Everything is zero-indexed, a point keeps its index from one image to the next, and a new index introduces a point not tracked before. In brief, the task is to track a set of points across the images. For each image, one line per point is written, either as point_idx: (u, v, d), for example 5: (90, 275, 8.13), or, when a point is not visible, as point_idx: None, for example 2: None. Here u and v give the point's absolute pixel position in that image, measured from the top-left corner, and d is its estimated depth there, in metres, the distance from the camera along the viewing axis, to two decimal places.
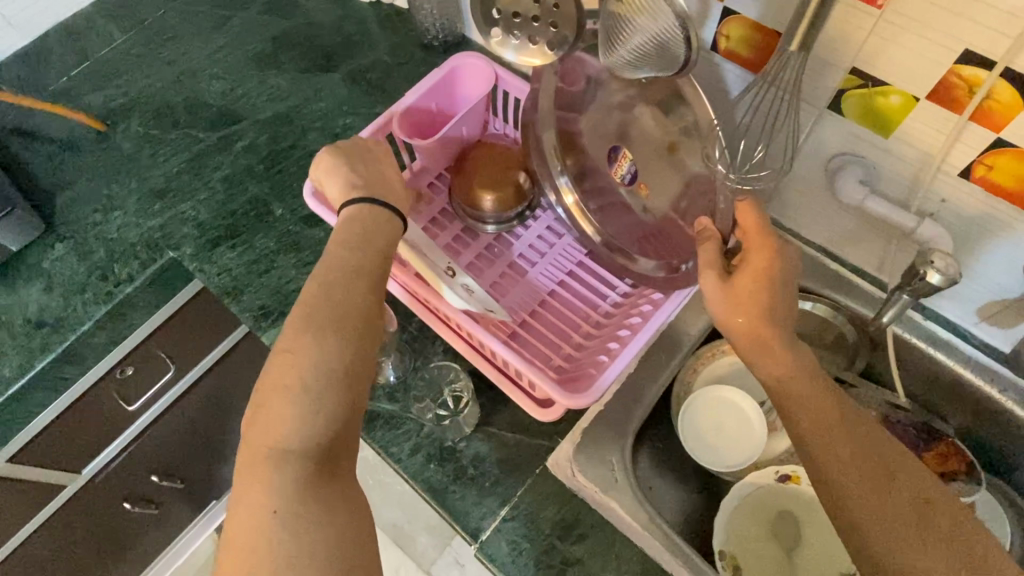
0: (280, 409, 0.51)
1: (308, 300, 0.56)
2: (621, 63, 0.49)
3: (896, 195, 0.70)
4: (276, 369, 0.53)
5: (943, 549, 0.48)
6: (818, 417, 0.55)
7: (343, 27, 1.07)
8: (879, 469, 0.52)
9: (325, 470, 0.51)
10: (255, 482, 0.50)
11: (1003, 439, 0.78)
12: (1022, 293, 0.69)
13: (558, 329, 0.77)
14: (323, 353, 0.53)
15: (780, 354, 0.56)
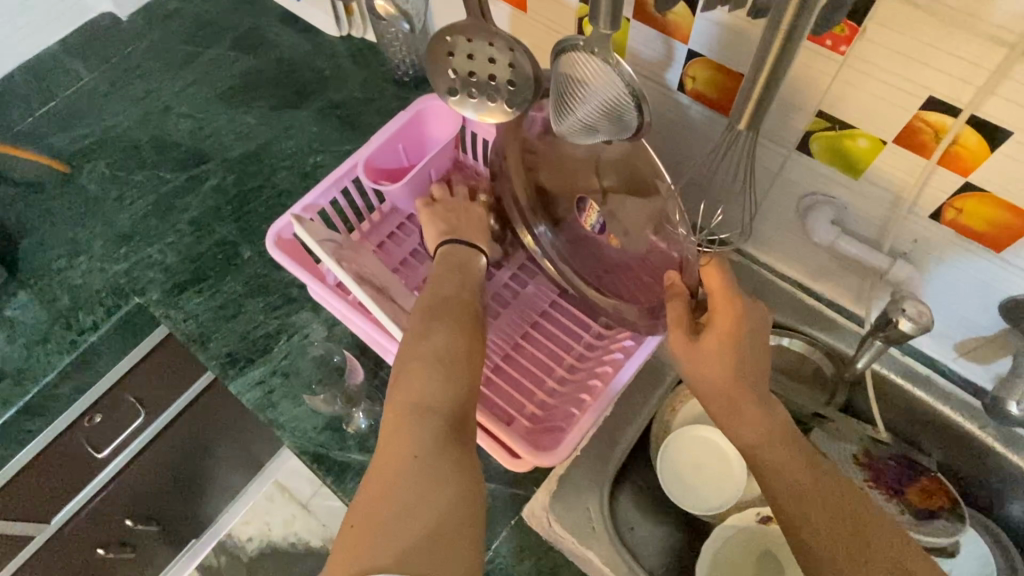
0: (418, 380, 0.57)
1: (429, 310, 0.65)
2: (572, 129, 0.50)
3: (866, 235, 0.69)
4: (410, 355, 0.59)
5: None
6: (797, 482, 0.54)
7: (314, 62, 1.06)
8: (859, 536, 0.50)
9: (455, 432, 0.54)
10: (396, 436, 0.53)
11: (986, 474, 0.77)
12: (995, 331, 0.67)
13: (532, 373, 0.76)
14: (452, 339, 0.61)
15: (752, 415, 0.57)
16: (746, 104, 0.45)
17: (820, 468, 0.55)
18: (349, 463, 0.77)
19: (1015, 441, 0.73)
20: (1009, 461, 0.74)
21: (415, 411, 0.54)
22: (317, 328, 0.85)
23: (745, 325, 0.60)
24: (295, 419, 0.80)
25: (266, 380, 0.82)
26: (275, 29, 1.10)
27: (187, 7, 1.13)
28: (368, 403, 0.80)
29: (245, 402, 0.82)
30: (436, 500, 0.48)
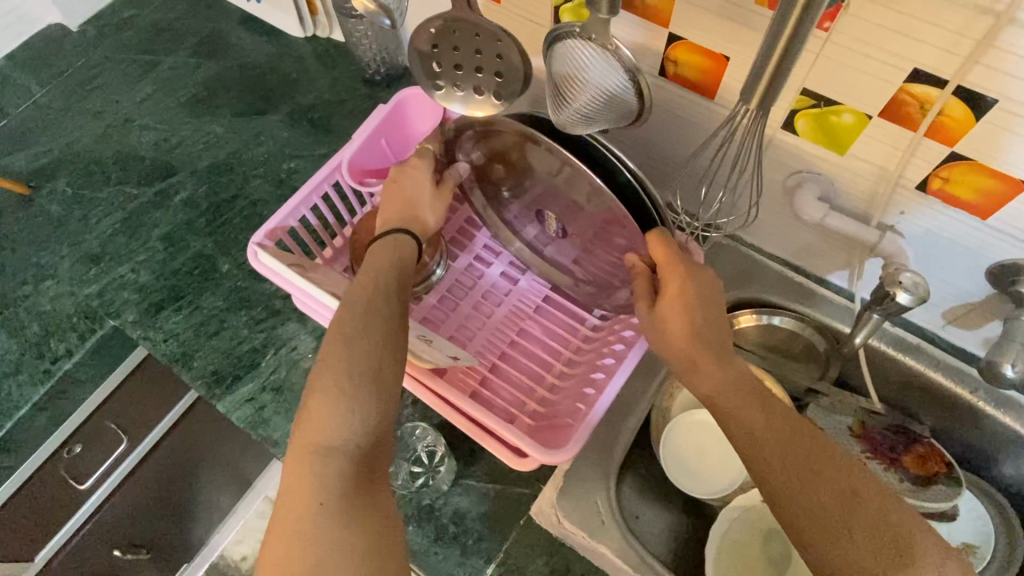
0: (326, 409, 0.51)
1: (349, 310, 0.57)
2: (570, 120, 0.48)
3: (855, 209, 0.69)
4: (320, 374, 0.53)
5: (870, 537, 0.46)
6: (768, 442, 0.52)
7: (281, 64, 1.03)
8: (807, 467, 0.50)
9: (366, 471, 0.50)
10: (298, 478, 0.49)
11: (978, 437, 0.79)
12: (984, 296, 0.69)
13: (530, 370, 0.75)
14: (367, 350, 0.54)
15: (709, 369, 0.57)
16: (756, 81, 0.45)
17: (771, 406, 0.55)
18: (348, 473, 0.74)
19: (1006, 404, 0.75)
20: (999, 421, 0.75)
21: (317, 450, 0.50)
22: (305, 339, 0.82)
23: (691, 288, 0.59)
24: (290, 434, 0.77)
25: (256, 397, 0.79)
26: (237, 33, 1.06)
27: (141, 14, 1.08)
28: None
29: (235, 421, 0.79)
30: (352, 545, 0.47)
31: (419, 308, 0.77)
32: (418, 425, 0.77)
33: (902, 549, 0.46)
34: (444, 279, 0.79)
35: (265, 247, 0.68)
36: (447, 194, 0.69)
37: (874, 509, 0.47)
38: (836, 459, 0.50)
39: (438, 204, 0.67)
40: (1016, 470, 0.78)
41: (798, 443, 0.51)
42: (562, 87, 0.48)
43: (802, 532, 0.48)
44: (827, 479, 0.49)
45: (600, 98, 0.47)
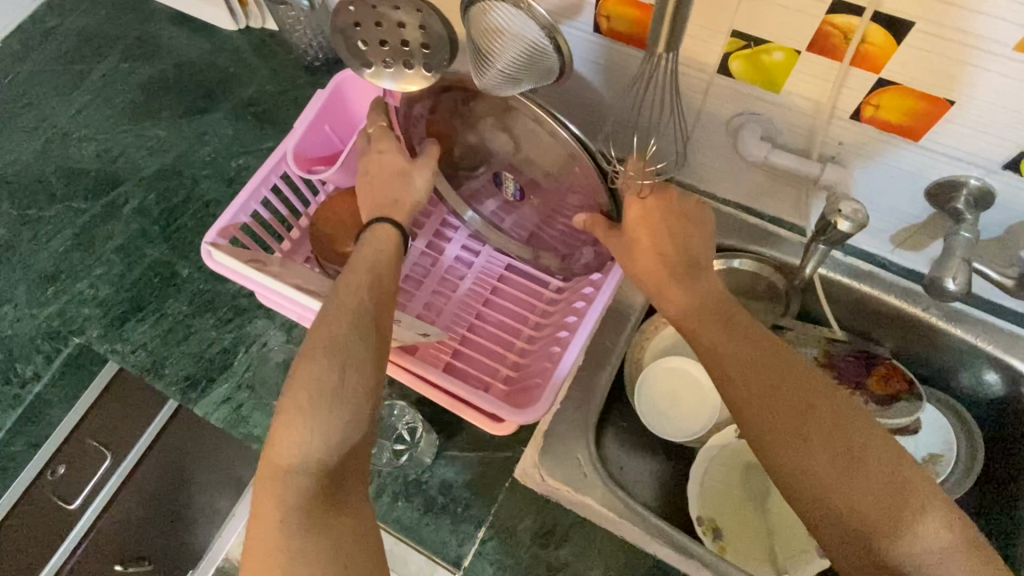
0: (290, 427, 0.52)
1: (329, 320, 0.57)
2: (495, 82, 0.48)
3: (797, 145, 0.71)
4: (293, 390, 0.53)
5: (822, 443, 0.50)
6: (729, 357, 0.56)
7: (217, 60, 1.01)
8: (764, 381, 0.53)
9: (329, 487, 0.51)
10: (262, 493, 0.51)
11: (936, 352, 0.82)
12: (927, 215, 0.71)
13: (499, 338, 0.76)
14: (330, 362, 0.54)
15: (675, 294, 0.61)
16: (677, 22, 0.45)
17: (737, 324, 0.58)
18: None
19: (957, 317, 0.78)
20: (953, 334, 0.79)
21: (280, 467, 0.51)
22: (275, 333, 0.82)
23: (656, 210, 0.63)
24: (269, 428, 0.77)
25: (232, 396, 0.79)
26: (168, 33, 1.03)
27: (65, 22, 1.05)
28: None
29: (214, 422, 0.79)
30: (315, 560, 0.49)
31: None
32: (398, 403, 0.77)
33: (854, 453, 0.50)
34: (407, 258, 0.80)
35: (219, 245, 0.68)
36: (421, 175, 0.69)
37: (835, 423, 0.51)
38: (806, 379, 0.53)
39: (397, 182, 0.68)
40: (974, 378, 0.81)
41: (768, 364, 0.54)
42: (484, 48, 0.48)
43: (765, 445, 0.52)
44: (791, 398, 0.52)
45: (522, 57, 0.47)
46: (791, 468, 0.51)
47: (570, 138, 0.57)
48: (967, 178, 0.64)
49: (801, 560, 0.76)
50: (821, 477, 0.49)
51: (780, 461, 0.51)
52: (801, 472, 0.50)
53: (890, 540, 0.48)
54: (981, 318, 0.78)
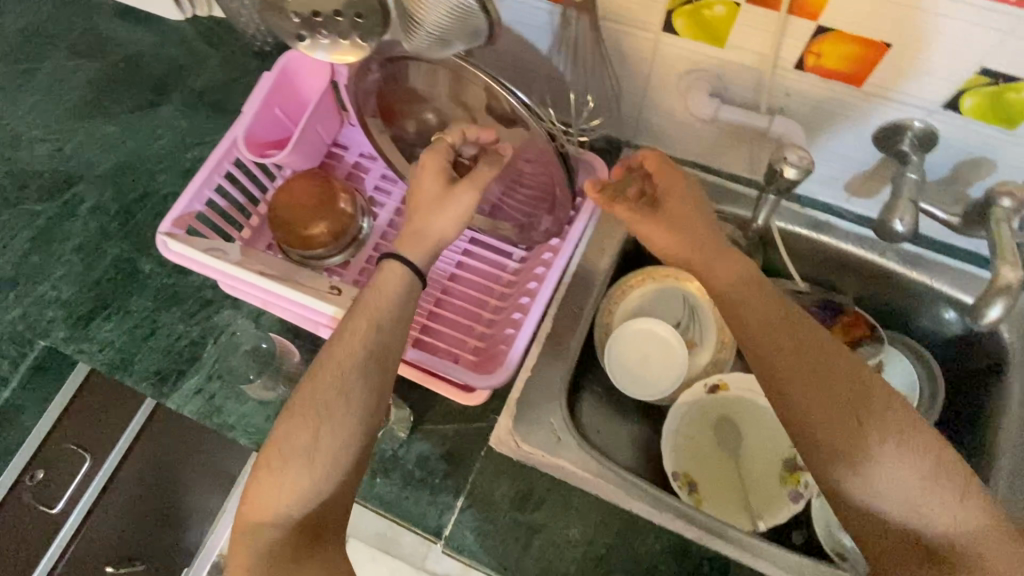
0: (263, 487, 0.58)
1: (307, 388, 0.59)
2: (425, 43, 0.51)
3: (746, 99, 0.71)
4: (270, 451, 0.58)
5: (876, 423, 0.56)
6: (784, 333, 0.60)
7: (165, 51, 0.99)
8: (819, 360, 0.58)
9: (300, 538, 0.58)
10: (240, 538, 0.58)
11: (896, 297, 0.84)
12: (876, 162, 0.72)
13: (466, 311, 0.77)
14: (307, 427, 0.59)
15: (728, 263, 0.64)
16: None
17: (788, 306, 0.62)
18: None
19: (913, 261, 0.80)
20: (909, 278, 0.80)
21: (257, 520, 0.58)
22: (243, 322, 0.82)
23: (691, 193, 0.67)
24: (244, 416, 0.77)
25: (204, 387, 0.79)
26: (112, 26, 1.01)
27: (5, 21, 1.02)
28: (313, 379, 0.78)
29: (188, 414, 0.79)
30: None
31: (347, 273, 0.79)
32: None
33: (904, 432, 0.56)
34: (369, 239, 0.80)
35: (174, 234, 0.68)
36: (457, 205, 0.63)
37: (882, 401, 0.57)
38: (857, 374, 0.58)
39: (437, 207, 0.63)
40: (933, 320, 0.84)
41: (823, 361, 0.58)
42: (410, 12, 0.49)
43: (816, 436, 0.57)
44: (845, 393, 0.57)
45: (449, 18, 0.49)
46: (845, 443, 0.56)
47: (519, 105, 0.56)
48: (912, 121, 0.65)
49: (774, 507, 0.78)
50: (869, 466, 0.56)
51: (832, 434, 0.57)
52: (854, 446, 0.56)
53: (922, 519, 0.55)
54: (936, 260, 0.80)
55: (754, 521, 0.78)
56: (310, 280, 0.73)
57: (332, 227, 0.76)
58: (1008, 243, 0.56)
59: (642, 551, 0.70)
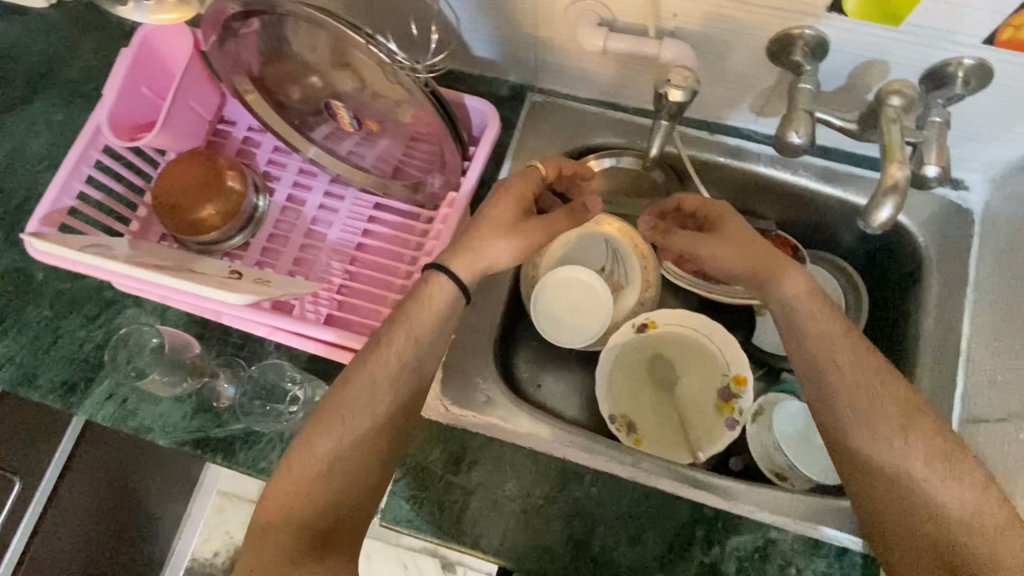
0: (296, 489, 0.57)
1: (342, 396, 0.60)
2: None
3: (635, 26, 0.68)
4: (310, 450, 0.58)
5: (920, 444, 0.57)
6: (840, 342, 0.61)
7: (32, 43, 0.91)
8: (872, 379, 0.59)
9: (317, 540, 0.56)
10: (261, 531, 0.56)
11: (815, 216, 0.83)
12: (774, 77, 0.70)
13: (378, 280, 0.74)
14: (350, 432, 0.59)
15: (793, 274, 0.63)
16: None
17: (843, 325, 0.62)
18: (233, 433, 0.72)
19: (828, 176, 0.78)
20: (825, 194, 0.79)
21: (282, 516, 0.57)
22: (149, 319, 0.78)
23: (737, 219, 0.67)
24: (160, 417, 0.73)
25: (115, 392, 0.75)
26: None
27: None
28: (228, 369, 0.74)
29: (102, 422, 0.74)
30: None
31: (248, 255, 0.75)
32: (284, 370, 0.74)
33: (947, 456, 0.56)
34: (268, 216, 0.76)
35: (38, 232, 0.64)
36: (520, 241, 0.64)
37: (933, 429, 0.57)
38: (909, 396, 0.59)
39: (502, 229, 0.63)
40: (852, 234, 0.83)
41: (876, 383, 0.59)
42: None
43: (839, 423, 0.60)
44: (897, 410, 0.58)
45: None
46: (889, 455, 0.57)
47: (387, 59, 0.54)
48: (802, 30, 0.63)
49: (712, 437, 0.78)
50: (893, 459, 0.57)
51: (873, 442, 0.58)
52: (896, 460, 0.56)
53: (956, 524, 0.54)
54: (851, 172, 0.78)
55: (694, 454, 0.78)
56: (207, 266, 0.71)
57: (220, 209, 0.72)
58: (896, 140, 0.54)
59: (580, 498, 0.69)
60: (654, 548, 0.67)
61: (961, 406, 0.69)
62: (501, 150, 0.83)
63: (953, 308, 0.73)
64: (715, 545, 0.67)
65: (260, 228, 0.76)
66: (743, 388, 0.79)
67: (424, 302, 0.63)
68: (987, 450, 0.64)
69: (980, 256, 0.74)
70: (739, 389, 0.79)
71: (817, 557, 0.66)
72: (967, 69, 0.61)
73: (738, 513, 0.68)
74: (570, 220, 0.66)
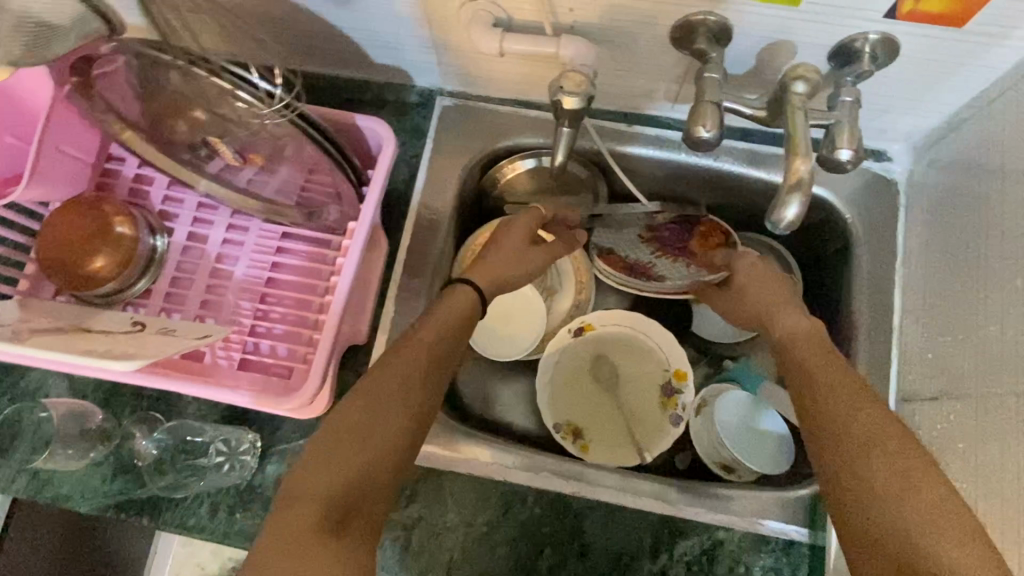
0: (329, 452, 0.50)
1: (381, 368, 0.55)
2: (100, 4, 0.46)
3: (531, 23, 0.64)
4: (354, 411, 0.52)
5: (888, 455, 0.48)
6: (824, 363, 0.58)
7: None
8: (854, 396, 0.54)
9: (342, 515, 0.48)
10: (293, 496, 0.48)
11: (744, 200, 0.81)
12: (683, 64, 0.67)
13: (293, 316, 0.70)
14: (397, 400, 0.54)
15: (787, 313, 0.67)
16: None
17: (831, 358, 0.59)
18: (157, 494, 0.67)
19: (751, 158, 0.76)
20: (751, 177, 0.77)
21: (313, 484, 0.48)
22: (55, 379, 0.72)
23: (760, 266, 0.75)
24: (78, 482, 0.69)
25: (26, 462, 0.69)
26: None
27: None
28: (145, 424, 0.70)
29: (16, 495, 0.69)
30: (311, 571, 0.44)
31: (151, 302, 0.71)
32: (202, 425, 0.70)
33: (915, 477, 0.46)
34: (169, 258, 0.72)
35: None
36: (530, 262, 0.71)
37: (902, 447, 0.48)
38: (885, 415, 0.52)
39: (514, 255, 0.70)
40: None
41: (857, 401, 0.53)
42: None
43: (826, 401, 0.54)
44: (863, 429, 0.50)
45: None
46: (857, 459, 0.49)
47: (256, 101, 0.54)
48: (702, 16, 0.59)
49: (658, 435, 0.77)
50: (875, 444, 0.49)
51: (844, 442, 0.51)
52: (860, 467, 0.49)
53: (921, 543, 0.43)
54: (776, 153, 0.76)
55: (641, 454, 0.76)
56: (103, 322, 0.65)
57: (111, 262, 0.68)
58: (802, 130, 0.52)
59: (524, 519, 0.67)
60: (602, 562, 0.66)
61: (897, 385, 0.69)
62: (415, 161, 0.78)
63: (884, 285, 0.72)
64: (664, 553, 0.66)
65: (162, 272, 0.71)
66: (684, 382, 0.79)
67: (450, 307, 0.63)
68: (922, 430, 0.64)
69: (906, 228, 0.72)
70: (681, 384, 0.79)
71: (765, 553, 0.66)
72: (873, 43, 0.58)
73: (683, 517, 0.67)
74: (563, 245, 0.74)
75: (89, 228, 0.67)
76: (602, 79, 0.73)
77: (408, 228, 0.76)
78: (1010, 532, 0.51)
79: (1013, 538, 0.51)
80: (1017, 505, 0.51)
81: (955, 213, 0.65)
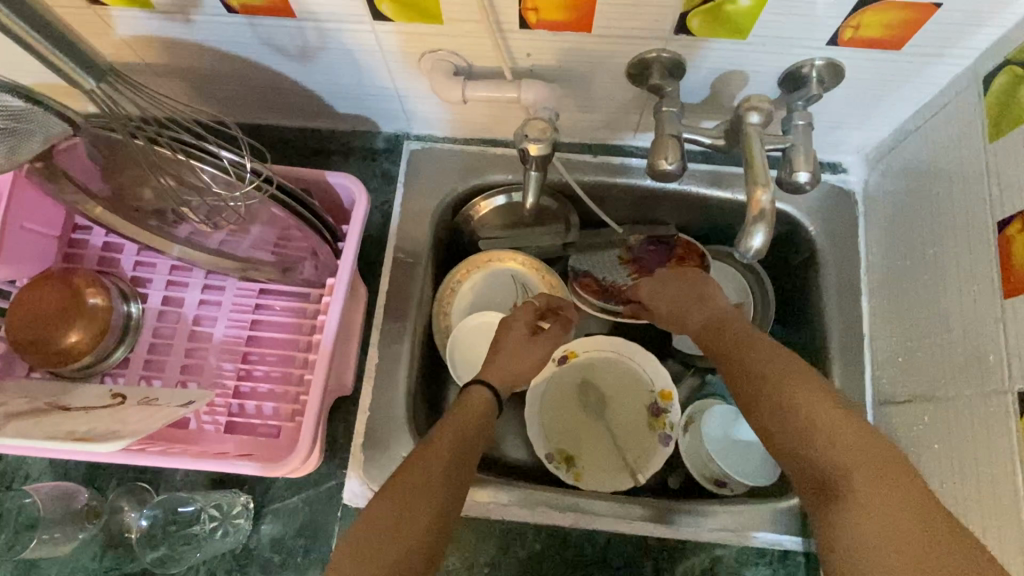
0: (359, 551, 0.49)
1: (405, 469, 0.55)
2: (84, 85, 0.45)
3: (492, 69, 0.66)
4: (381, 507, 0.52)
5: (775, 399, 0.55)
6: (735, 336, 0.64)
7: None
8: (752, 360, 0.59)
9: None
10: None
11: (709, 219, 0.83)
12: (642, 97, 0.69)
13: (276, 374, 0.70)
14: (421, 493, 0.53)
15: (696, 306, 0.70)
16: None
17: (735, 330, 0.65)
18: (150, 566, 0.66)
19: (712, 179, 0.78)
20: (714, 197, 0.79)
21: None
22: (35, 458, 0.70)
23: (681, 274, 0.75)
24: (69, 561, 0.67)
25: None
26: None
27: None
28: (133, 496, 0.68)
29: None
30: None
31: (130, 371, 0.70)
32: (191, 493, 0.69)
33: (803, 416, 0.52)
34: (145, 325, 0.71)
35: None
36: (535, 354, 0.73)
37: (785, 389, 0.55)
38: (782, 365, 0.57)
39: (517, 351, 0.72)
40: None
41: (756, 361, 0.59)
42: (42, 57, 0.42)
43: (772, 387, 0.56)
44: (759, 380, 0.57)
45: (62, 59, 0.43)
46: (762, 413, 0.56)
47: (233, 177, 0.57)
48: (656, 53, 0.61)
49: (649, 455, 0.78)
50: (775, 386, 0.55)
51: (751, 403, 0.57)
52: (764, 418, 0.55)
53: (828, 479, 0.48)
54: (736, 173, 0.78)
55: (634, 476, 0.77)
56: (81, 398, 0.64)
57: (84, 334, 0.67)
58: (758, 160, 0.54)
59: (524, 556, 0.67)
60: None
61: (872, 390, 0.71)
62: (386, 206, 0.79)
63: (851, 294, 0.74)
64: None
65: (139, 340, 0.70)
66: (669, 402, 0.80)
67: (464, 414, 0.63)
68: (899, 434, 0.66)
69: (866, 237, 0.75)
70: (666, 404, 0.80)
71: (760, 565, 0.67)
72: (819, 69, 0.61)
73: (681, 539, 0.68)
74: (562, 326, 0.77)
75: (59, 302, 0.66)
76: (565, 115, 0.74)
77: (385, 274, 0.76)
78: (988, 531, 0.53)
79: (991, 536, 0.53)
80: (992, 506, 0.53)
81: (911, 221, 0.67)
